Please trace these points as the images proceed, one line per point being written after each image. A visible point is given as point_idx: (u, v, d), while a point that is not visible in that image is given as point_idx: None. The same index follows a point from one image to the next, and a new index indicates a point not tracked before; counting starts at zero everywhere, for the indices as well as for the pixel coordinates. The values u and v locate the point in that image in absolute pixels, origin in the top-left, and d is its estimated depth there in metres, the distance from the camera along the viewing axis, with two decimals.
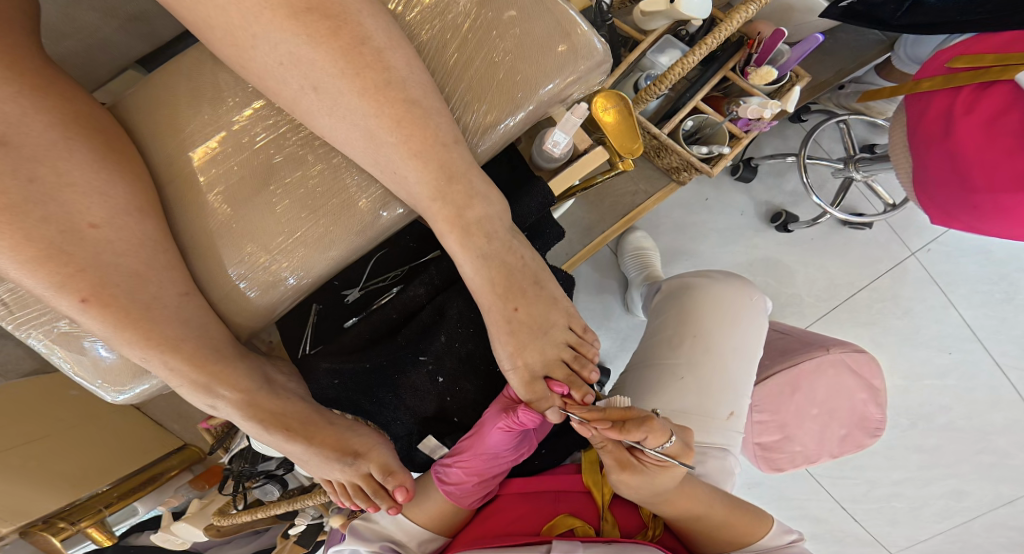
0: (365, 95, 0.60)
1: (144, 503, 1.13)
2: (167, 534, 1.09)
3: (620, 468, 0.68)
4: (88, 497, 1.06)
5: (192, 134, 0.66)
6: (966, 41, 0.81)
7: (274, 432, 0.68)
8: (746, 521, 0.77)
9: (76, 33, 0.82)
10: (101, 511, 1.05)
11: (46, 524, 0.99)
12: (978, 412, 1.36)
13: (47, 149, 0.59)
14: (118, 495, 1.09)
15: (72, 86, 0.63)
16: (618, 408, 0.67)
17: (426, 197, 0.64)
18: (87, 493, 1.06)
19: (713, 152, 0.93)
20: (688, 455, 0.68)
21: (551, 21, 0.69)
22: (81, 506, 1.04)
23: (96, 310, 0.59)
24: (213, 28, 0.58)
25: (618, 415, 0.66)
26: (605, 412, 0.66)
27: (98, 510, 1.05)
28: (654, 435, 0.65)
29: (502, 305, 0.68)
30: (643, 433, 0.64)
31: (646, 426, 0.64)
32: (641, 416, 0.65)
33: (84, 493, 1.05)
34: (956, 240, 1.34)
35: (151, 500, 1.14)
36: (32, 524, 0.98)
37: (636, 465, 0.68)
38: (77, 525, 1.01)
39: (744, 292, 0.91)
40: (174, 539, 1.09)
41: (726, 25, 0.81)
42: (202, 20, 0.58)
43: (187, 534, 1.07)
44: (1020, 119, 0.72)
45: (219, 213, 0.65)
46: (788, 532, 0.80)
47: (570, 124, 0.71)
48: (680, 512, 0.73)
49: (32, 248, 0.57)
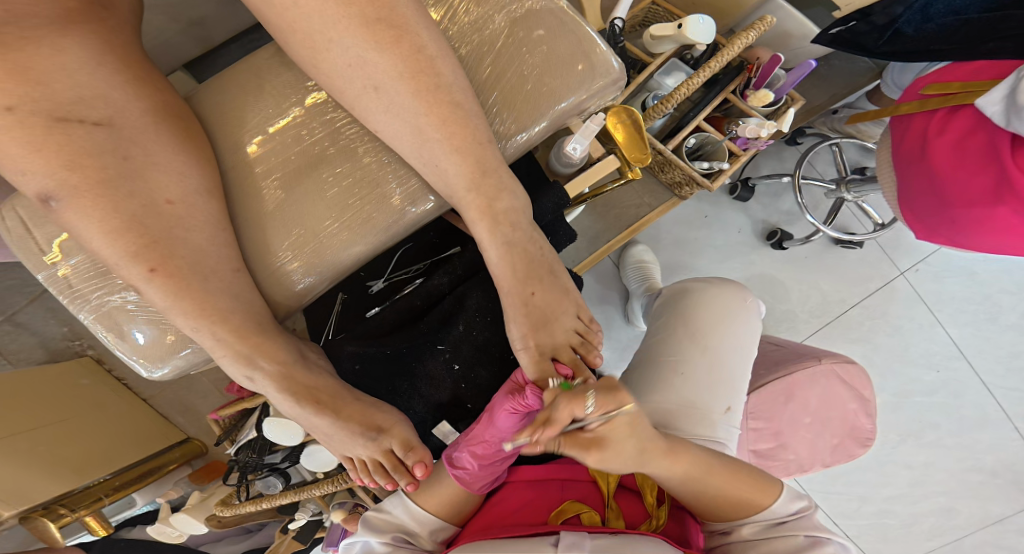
0: (418, 96, 0.67)
1: (142, 495, 1.21)
2: (164, 526, 1.10)
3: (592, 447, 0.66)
4: (87, 486, 1.11)
5: (253, 128, 0.74)
6: (944, 68, 0.89)
7: (306, 404, 0.73)
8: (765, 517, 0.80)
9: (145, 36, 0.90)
10: (100, 500, 1.11)
11: (46, 510, 1.03)
12: (967, 429, 1.42)
13: (140, 132, 0.66)
14: (117, 485, 1.15)
15: (159, 77, 0.71)
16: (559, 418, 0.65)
17: (462, 188, 0.71)
18: (87, 482, 1.10)
19: (713, 167, 1.02)
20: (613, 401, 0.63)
21: (574, 40, 0.77)
22: (79, 495, 1.09)
23: (162, 279, 0.65)
24: (295, 32, 0.66)
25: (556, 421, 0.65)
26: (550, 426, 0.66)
27: (97, 498, 1.11)
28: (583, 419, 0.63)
29: (520, 289, 0.74)
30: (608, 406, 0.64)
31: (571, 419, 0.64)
32: (618, 381, 0.66)
33: (82, 483, 1.10)
34: (943, 261, 1.41)
35: (149, 493, 1.21)
36: (32, 510, 1.02)
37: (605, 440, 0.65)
38: (76, 513, 1.06)
39: (740, 296, 0.98)
40: (170, 532, 1.11)
41: (728, 50, 0.89)
42: (286, 24, 0.65)
43: (184, 526, 1.09)
44: (985, 139, 0.80)
45: (270, 199, 0.72)
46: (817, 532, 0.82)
47: (588, 131, 0.78)
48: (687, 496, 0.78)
49: (116, 219, 0.63)
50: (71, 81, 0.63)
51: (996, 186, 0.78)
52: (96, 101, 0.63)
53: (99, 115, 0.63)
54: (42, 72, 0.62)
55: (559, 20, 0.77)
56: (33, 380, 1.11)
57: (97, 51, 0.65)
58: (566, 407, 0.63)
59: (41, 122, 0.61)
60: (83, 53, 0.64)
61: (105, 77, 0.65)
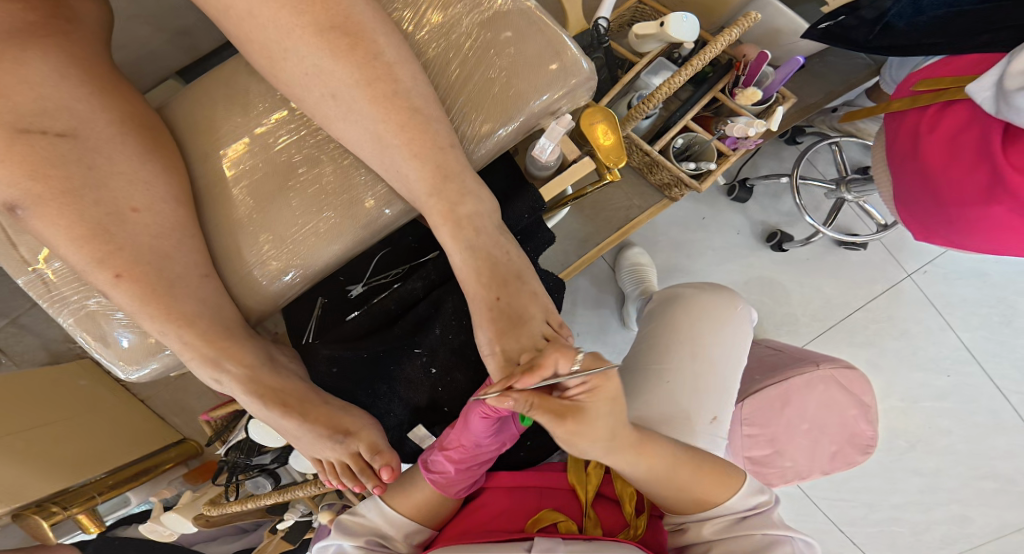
0: (376, 102, 0.67)
1: (136, 494, 1.20)
2: (156, 524, 1.11)
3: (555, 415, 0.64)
4: (81, 484, 1.10)
5: (223, 135, 0.74)
6: (934, 65, 0.86)
7: (273, 409, 0.73)
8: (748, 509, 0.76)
9: (129, 45, 0.92)
10: (92, 499, 1.10)
11: (38, 508, 1.00)
12: (979, 436, 1.36)
13: (105, 142, 0.66)
14: (111, 483, 1.15)
15: (127, 87, 0.71)
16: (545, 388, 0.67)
17: (425, 194, 0.71)
18: (80, 480, 1.10)
19: (701, 168, 0.99)
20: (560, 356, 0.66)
21: (544, 41, 0.76)
22: (73, 493, 1.08)
23: (128, 285, 0.66)
24: (252, 41, 0.66)
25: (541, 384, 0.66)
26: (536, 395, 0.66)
27: (89, 497, 1.10)
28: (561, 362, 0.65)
29: (487, 294, 0.72)
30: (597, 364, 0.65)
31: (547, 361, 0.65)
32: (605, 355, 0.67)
33: (78, 480, 1.09)
34: (951, 262, 1.37)
35: (143, 492, 1.21)
36: (25, 508, 0.99)
37: (583, 407, 0.64)
38: (67, 511, 1.05)
39: (728, 301, 0.96)
40: (161, 530, 1.12)
41: (712, 47, 0.86)
42: (242, 33, 0.66)
43: (175, 524, 1.10)
44: (979, 134, 0.76)
45: (242, 206, 0.73)
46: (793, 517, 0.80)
47: (556, 133, 0.76)
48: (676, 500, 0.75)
49: (81, 226, 0.64)
50: (35, 94, 0.64)
51: (992, 183, 0.75)
52: (59, 112, 0.64)
53: (63, 126, 0.64)
54: (5, 85, 0.63)
55: (528, 21, 0.76)
56: (31, 381, 1.14)
57: (65, 63, 0.66)
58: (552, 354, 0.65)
59: (5, 133, 0.62)
60: (49, 66, 0.65)
61: (72, 88, 0.66)
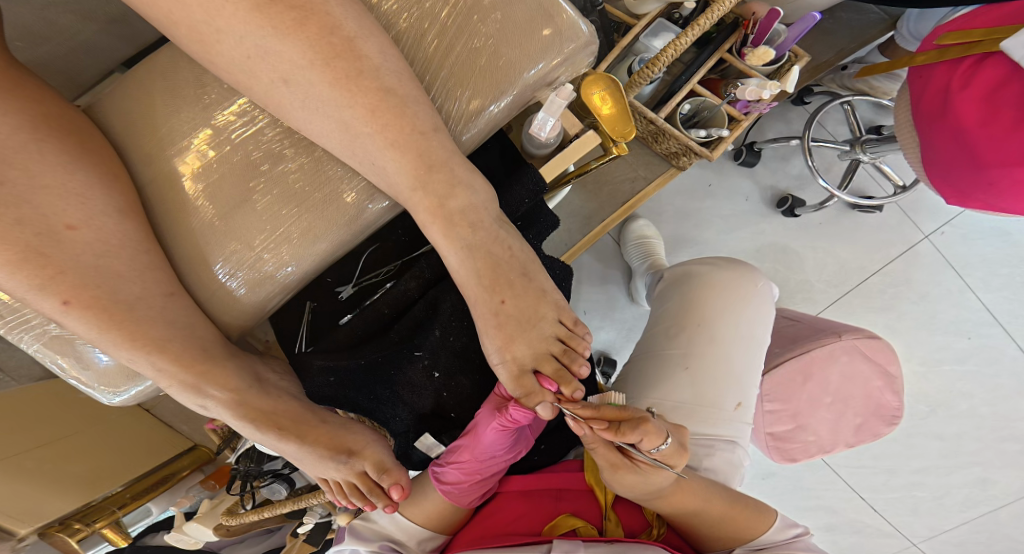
0: (337, 85, 0.58)
1: (158, 503, 1.05)
2: (179, 534, 1.02)
3: (612, 469, 0.67)
4: (103, 498, 1.00)
5: (170, 133, 0.66)
6: (969, 14, 0.78)
7: (267, 431, 0.68)
8: (751, 515, 0.76)
9: (54, 36, 0.83)
10: (115, 512, 0.99)
11: (62, 526, 0.93)
12: (1002, 398, 1.32)
13: (16, 151, 0.58)
14: (131, 495, 1.03)
15: (42, 88, 0.63)
16: (613, 408, 0.66)
17: (407, 187, 0.63)
18: (101, 494, 1.00)
19: (712, 135, 0.90)
20: (682, 458, 0.67)
21: (533, 3, 0.67)
22: (97, 507, 0.98)
23: (79, 311, 0.59)
24: (177, 24, 0.57)
25: (613, 415, 0.64)
26: (600, 411, 0.65)
27: (111, 510, 0.98)
28: (650, 437, 0.63)
29: (489, 298, 0.66)
30: (638, 435, 0.63)
31: (641, 429, 0.63)
32: (679, 433, 0.69)
33: (98, 494, 1.00)
34: (970, 222, 1.30)
35: (164, 501, 1.06)
36: (49, 526, 0.92)
37: (637, 469, 0.67)
38: (93, 525, 0.95)
39: (750, 278, 0.89)
40: (187, 539, 1.03)
41: (719, 5, 0.77)
42: (165, 16, 0.57)
43: (199, 534, 1.01)
44: (1021, 89, 0.70)
45: (203, 213, 0.65)
46: (794, 526, 0.79)
47: (556, 106, 0.68)
48: (675, 508, 0.72)
49: (10, 250, 0.57)
50: None
51: None
52: None
53: None
54: None
55: None
56: (37, 394, 1.06)
57: None
58: (642, 436, 0.63)
59: None
60: None
61: None
